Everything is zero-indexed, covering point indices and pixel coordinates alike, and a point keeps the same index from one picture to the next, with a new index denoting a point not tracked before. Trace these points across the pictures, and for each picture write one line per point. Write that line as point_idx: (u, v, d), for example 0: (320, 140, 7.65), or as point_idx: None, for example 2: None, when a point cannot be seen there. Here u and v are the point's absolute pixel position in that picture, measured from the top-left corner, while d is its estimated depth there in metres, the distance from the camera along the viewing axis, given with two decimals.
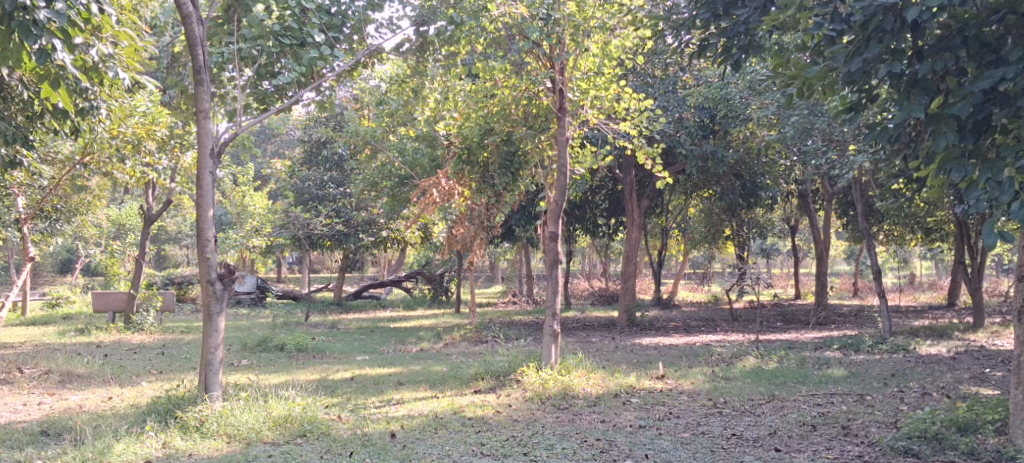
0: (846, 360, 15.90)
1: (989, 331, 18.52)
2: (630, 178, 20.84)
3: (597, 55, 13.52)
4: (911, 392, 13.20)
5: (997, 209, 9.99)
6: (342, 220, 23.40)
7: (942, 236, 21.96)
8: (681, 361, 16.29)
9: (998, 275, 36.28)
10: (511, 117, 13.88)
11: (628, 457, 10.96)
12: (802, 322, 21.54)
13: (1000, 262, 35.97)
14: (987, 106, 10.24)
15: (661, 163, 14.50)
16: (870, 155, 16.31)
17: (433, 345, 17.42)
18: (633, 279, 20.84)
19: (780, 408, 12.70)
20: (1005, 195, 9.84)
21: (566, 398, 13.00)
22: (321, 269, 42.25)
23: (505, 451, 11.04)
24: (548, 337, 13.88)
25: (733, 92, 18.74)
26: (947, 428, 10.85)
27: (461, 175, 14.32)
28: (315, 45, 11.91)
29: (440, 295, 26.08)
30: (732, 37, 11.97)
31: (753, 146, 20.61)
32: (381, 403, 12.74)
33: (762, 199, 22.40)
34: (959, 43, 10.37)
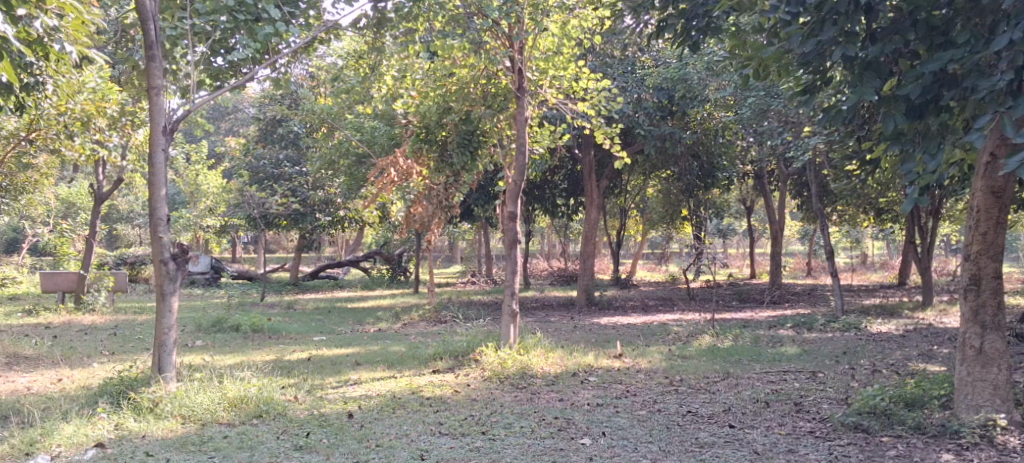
0: (799, 338, 16.11)
1: (939, 309, 18.83)
2: (588, 158, 21.00)
3: (556, 35, 13.60)
4: (862, 369, 13.42)
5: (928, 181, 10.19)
6: (297, 200, 23.24)
7: (893, 217, 22.29)
8: (638, 339, 16.44)
9: (949, 255, 36.92)
10: (469, 96, 13.90)
11: (585, 434, 11.06)
12: (757, 300, 21.77)
13: (950, 241, 36.52)
14: (936, 87, 10.25)
15: (619, 142, 14.55)
16: (824, 136, 16.48)
17: (391, 325, 17.45)
18: (591, 259, 20.96)
19: (735, 385, 12.88)
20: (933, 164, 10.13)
21: (524, 377, 13.09)
22: (275, 249, 42.03)
23: (462, 430, 11.11)
24: (506, 317, 13.94)
25: (691, 73, 18.81)
26: (895, 404, 11.03)
27: (419, 153, 14.31)
28: (270, 21, 11.81)
29: (399, 275, 26.06)
30: (690, 18, 12.06)
31: (710, 126, 20.72)
32: (338, 384, 12.76)
33: (718, 179, 22.79)
34: (909, 26, 10.51)
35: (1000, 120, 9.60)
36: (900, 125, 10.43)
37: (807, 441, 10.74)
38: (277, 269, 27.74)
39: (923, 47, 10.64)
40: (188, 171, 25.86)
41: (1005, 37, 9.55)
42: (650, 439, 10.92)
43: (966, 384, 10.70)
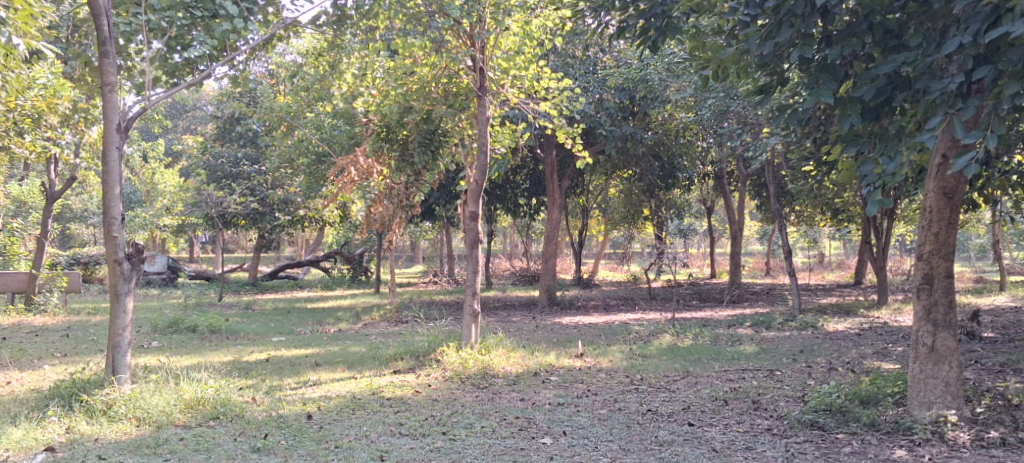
0: (758, 337, 16.26)
1: (894, 308, 19.07)
2: (550, 158, 21.04)
3: (518, 35, 13.60)
4: (819, 367, 13.57)
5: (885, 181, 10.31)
6: (256, 199, 23.11)
7: (851, 217, 22.53)
8: (600, 339, 16.51)
9: (904, 254, 37.40)
10: (430, 95, 13.87)
11: (545, 434, 11.11)
12: (716, 300, 21.94)
13: (904, 241, 37.01)
14: (889, 89, 10.42)
15: (580, 142, 14.59)
16: (782, 136, 16.64)
17: (352, 325, 17.42)
18: (553, 259, 21.04)
19: (694, 384, 12.98)
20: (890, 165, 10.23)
21: (485, 377, 13.12)
22: (234, 249, 41.77)
23: (423, 430, 11.12)
24: (467, 317, 13.96)
25: (651, 74, 18.91)
26: (850, 401, 11.17)
27: (380, 153, 14.27)
28: (228, 17, 11.78)
29: (360, 275, 26.01)
30: (650, 17, 12.12)
31: (670, 127, 20.92)
32: (297, 385, 12.72)
33: (679, 180, 22.92)
34: (865, 28, 10.59)
35: (951, 121, 9.70)
36: (856, 125, 10.53)
37: (765, 439, 10.84)
38: (236, 269, 27.60)
39: (877, 50, 10.75)
40: (146, 171, 25.73)
41: (956, 40, 9.61)
42: (610, 438, 10.98)
43: (918, 381, 10.86)
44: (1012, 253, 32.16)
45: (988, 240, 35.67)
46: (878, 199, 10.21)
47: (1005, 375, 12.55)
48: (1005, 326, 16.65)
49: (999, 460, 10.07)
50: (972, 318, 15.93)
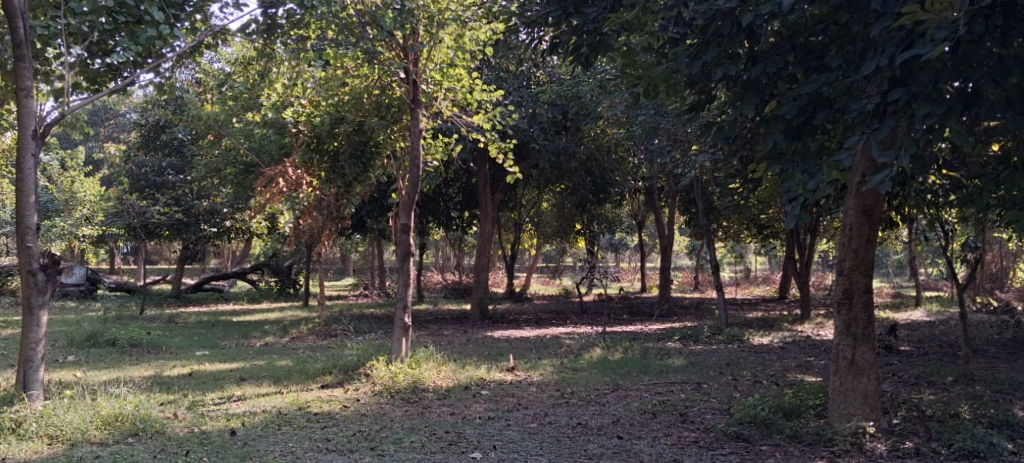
0: (685, 350, 16.43)
1: (817, 322, 19.40)
2: (483, 171, 21.05)
3: (451, 47, 13.48)
4: (745, 379, 13.74)
5: (808, 199, 10.46)
6: (180, 209, 22.82)
7: (775, 233, 22.89)
8: (531, 352, 16.55)
9: (825, 271, 38.08)
10: (362, 107, 13.89)
11: (476, 448, 11.10)
12: (646, 314, 22.11)
13: (828, 257, 37.73)
14: (811, 109, 10.63)
15: (512, 158, 14.55)
16: (710, 153, 16.88)
17: (279, 339, 17.26)
18: (486, 272, 21.05)
19: (624, 397, 13.06)
20: (811, 181, 10.43)
21: (416, 391, 13.06)
22: (157, 259, 41.12)
23: (351, 446, 11.04)
24: (397, 330, 13.88)
25: (584, 90, 19.02)
26: (774, 413, 11.34)
27: (310, 164, 14.42)
28: (152, 24, 11.63)
29: (288, 288, 25.77)
30: (582, 33, 12.24)
31: (603, 143, 21.12)
32: (221, 400, 12.54)
33: (611, 195, 23.07)
34: (788, 49, 10.87)
35: (868, 141, 9.87)
36: (779, 143, 10.71)
37: (692, 451, 10.93)
38: (160, 280, 27.22)
39: (800, 71, 10.98)
40: (63, 178, 23.87)
41: (873, 62, 9.84)
42: (539, 452, 11.00)
43: (839, 393, 11.07)
44: (928, 268, 32.95)
45: (905, 256, 36.52)
46: (798, 213, 10.39)
47: (921, 388, 12.83)
48: (921, 340, 17.03)
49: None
50: (892, 332, 16.28)
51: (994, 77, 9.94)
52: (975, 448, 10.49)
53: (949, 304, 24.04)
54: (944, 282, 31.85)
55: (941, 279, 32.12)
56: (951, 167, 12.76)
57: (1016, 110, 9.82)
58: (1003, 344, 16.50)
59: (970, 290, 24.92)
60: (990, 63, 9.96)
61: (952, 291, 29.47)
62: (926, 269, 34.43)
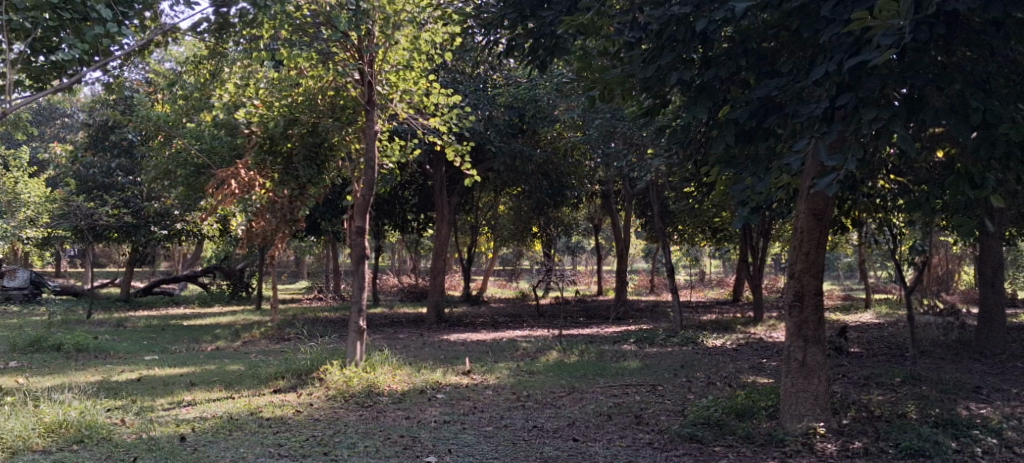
0: (640, 353, 16.44)
1: (770, 325, 19.51)
2: (439, 174, 20.95)
3: (407, 49, 13.51)
4: (698, 381, 13.78)
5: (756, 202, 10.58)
6: (129, 212, 22.51)
7: (730, 236, 23.02)
8: (487, 355, 16.51)
9: (777, 274, 38.38)
10: (316, 108, 13.84)
11: (431, 452, 11.02)
12: (602, 317, 22.14)
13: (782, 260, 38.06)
14: (762, 113, 10.69)
15: (469, 160, 14.47)
16: (665, 156, 16.94)
17: (230, 343, 17.08)
18: (442, 275, 20.95)
19: (580, 399, 13.04)
20: (760, 184, 10.52)
21: (370, 395, 12.97)
22: (107, 263, 40.64)
23: (303, 451, 10.93)
24: (352, 334, 13.77)
25: (540, 94, 19.05)
26: (726, 415, 11.41)
27: (263, 166, 14.26)
28: (100, 21, 11.45)
29: (240, 292, 25.54)
30: (539, 36, 12.22)
31: (559, 146, 21.18)
32: (170, 405, 12.37)
33: (568, 198, 23.03)
34: (741, 53, 10.85)
35: (816, 144, 9.94)
36: (730, 146, 10.78)
37: (646, 453, 10.93)
38: (106, 284, 26.87)
39: (753, 76, 11.04)
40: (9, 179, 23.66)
41: (822, 68, 9.90)
42: (495, 455, 10.95)
43: (790, 394, 11.13)
44: (877, 271, 33.32)
45: (854, 259, 36.91)
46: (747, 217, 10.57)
47: (870, 389, 12.93)
48: (870, 342, 17.20)
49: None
50: (843, 333, 16.42)
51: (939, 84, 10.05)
52: (920, 447, 10.63)
53: (896, 306, 24.24)
54: (892, 285, 32.22)
55: (889, 282, 32.49)
56: (899, 172, 12.87)
57: (959, 116, 9.93)
58: (949, 346, 16.70)
59: (917, 293, 25.23)
60: (935, 70, 10.07)
61: (899, 293, 29.83)
62: (874, 272, 34.83)
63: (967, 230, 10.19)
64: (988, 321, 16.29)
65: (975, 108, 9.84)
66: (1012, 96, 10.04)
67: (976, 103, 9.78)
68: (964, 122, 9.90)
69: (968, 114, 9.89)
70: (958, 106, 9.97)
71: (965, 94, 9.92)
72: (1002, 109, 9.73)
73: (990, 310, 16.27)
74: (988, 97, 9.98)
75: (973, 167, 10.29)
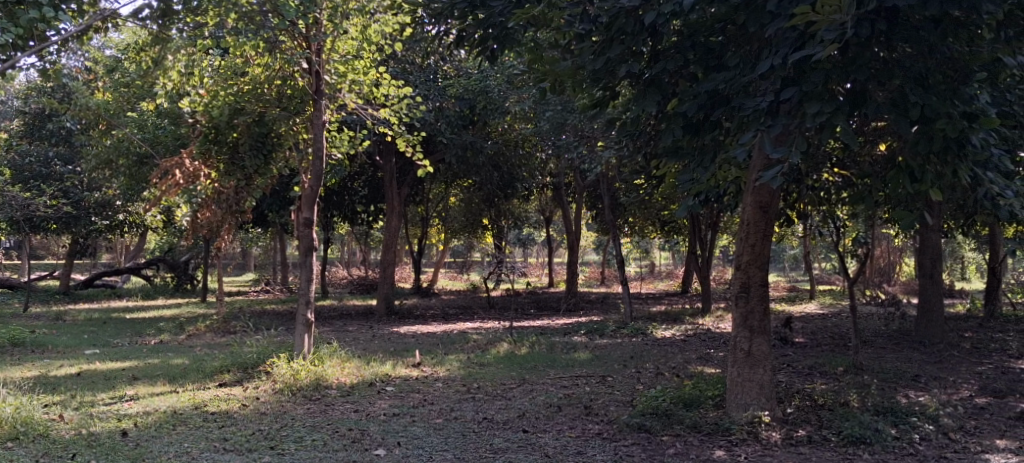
0: (591, 344, 16.42)
1: (718, 316, 19.59)
2: (389, 165, 20.74)
3: (356, 39, 13.32)
4: (647, 372, 13.78)
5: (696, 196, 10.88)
6: (68, 202, 22.01)
7: (679, 228, 23.10)
8: (437, 348, 16.41)
9: (724, 265, 38.63)
10: (263, 97, 13.66)
11: (380, 445, 10.90)
12: (553, 309, 22.14)
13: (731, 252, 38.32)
14: (709, 106, 10.69)
15: (420, 151, 14.31)
16: (615, 148, 16.93)
17: (175, 336, 16.82)
18: (392, 267, 20.77)
19: (530, 391, 12.98)
20: None
21: (318, 389, 12.79)
22: (47, 255, 39.91)
23: (249, 445, 10.76)
24: (300, 327, 13.59)
25: (491, 86, 18.99)
26: (674, 405, 11.39)
27: (207, 155, 14.00)
28: (35, 5, 11.12)
29: (185, 284, 25.21)
30: (488, 27, 12.11)
31: (510, 138, 21.11)
32: (112, 400, 12.14)
33: (519, 190, 22.93)
34: (688, 47, 10.84)
35: (762, 138, 10.00)
36: (679, 140, 10.79)
37: (595, 443, 10.90)
38: (45, 277, 26.33)
39: (700, 69, 10.99)
40: None
41: (767, 63, 9.92)
42: (444, 447, 10.85)
43: (736, 384, 11.16)
44: (821, 263, 33.67)
45: (800, 250, 37.24)
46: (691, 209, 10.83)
47: (814, 378, 13.01)
48: (814, 332, 17.32)
49: (806, 456, 10.42)
50: (789, 324, 16.52)
51: (879, 79, 10.11)
52: (862, 435, 10.72)
53: (840, 298, 24.01)
54: (836, 276, 32.57)
55: (833, 273, 32.82)
56: (843, 165, 12.94)
57: (899, 111, 10.00)
58: (891, 336, 16.88)
59: (859, 284, 25.49)
60: (875, 65, 10.13)
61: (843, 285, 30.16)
62: (819, 264, 35.19)
63: (907, 222, 10.25)
64: (926, 311, 16.39)
65: (914, 103, 9.89)
66: (950, 92, 10.09)
67: (915, 98, 9.84)
68: (904, 117, 9.96)
69: (908, 109, 9.96)
70: (899, 101, 10.04)
71: (905, 89, 9.98)
72: (940, 104, 9.79)
73: (930, 301, 16.34)
74: (928, 92, 10.05)
75: (914, 161, 10.39)
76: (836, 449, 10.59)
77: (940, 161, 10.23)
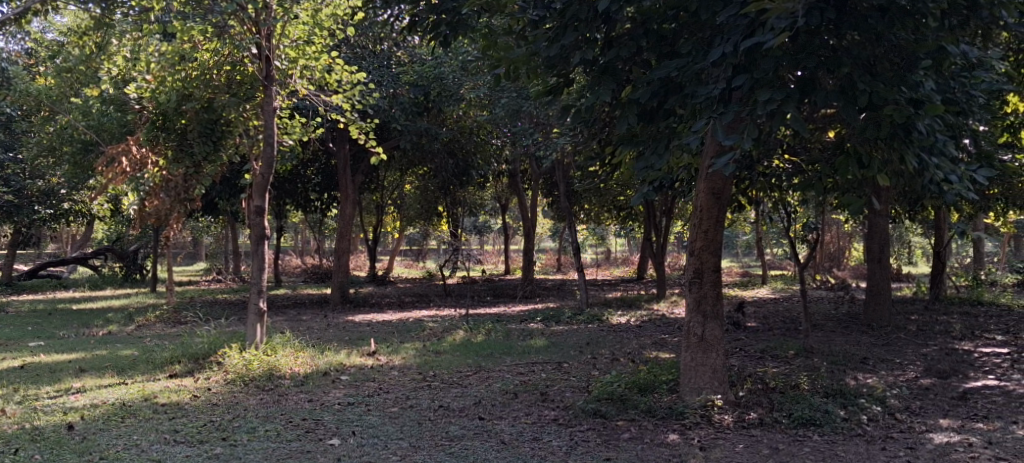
0: (547, 331, 16.36)
1: (672, 301, 19.61)
2: (343, 152, 20.48)
3: (307, 23, 13.10)
4: (603, 358, 13.73)
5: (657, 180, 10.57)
6: (10, 191, 21.29)
7: (634, 214, 23.11)
8: (393, 336, 16.26)
9: (678, 251, 38.72)
10: (211, 83, 13.25)
11: (334, 435, 10.76)
12: (509, 296, 22.04)
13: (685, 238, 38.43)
14: (662, 93, 10.65)
15: (374, 137, 14.10)
16: (569, 135, 16.86)
17: (124, 327, 16.53)
18: (346, 255, 20.55)
19: (486, 378, 12.88)
20: (658, 161, 10.52)
21: (271, 379, 12.58)
22: None
23: (200, 437, 10.59)
24: (252, 316, 13.39)
25: (445, 72, 18.69)
26: (629, 390, 11.34)
27: (155, 142, 13.71)
28: None
29: (134, 274, 24.84)
30: (441, 12, 11.92)
31: (464, 125, 20.95)
32: (57, 393, 11.89)
33: (474, 178, 22.78)
34: (641, 35, 10.78)
35: (714, 125, 9.96)
36: (632, 126, 10.73)
37: (551, 429, 10.82)
38: None
39: (654, 56, 10.93)
40: None
41: (719, 50, 9.87)
42: (400, 436, 10.72)
43: (689, 368, 11.14)
44: (773, 249, 33.92)
45: (752, 237, 37.50)
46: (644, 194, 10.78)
47: (766, 361, 13.03)
48: (767, 317, 17.37)
49: (758, 439, 10.43)
50: (741, 309, 16.57)
51: (829, 66, 10.10)
52: (812, 417, 10.77)
53: (791, 283, 24.15)
54: (788, 261, 32.78)
55: (785, 258, 33.01)
56: (794, 152, 12.94)
57: (848, 98, 9.98)
58: (840, 319, 16.99)
59: (810, 269, 25.67)
60: (825, 53, 10.12)
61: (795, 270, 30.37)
62: (772, 249, 35.41)
63: (856, 209, 10.25)
64: (875, 294, 16.49)
65: (862, 91, 9.90)
66: (896, 79, 10.12)
67: (863, 85, 9.85)
68: (852, 104, 9.98)
69: (856, 96, 9.96)
70: (847, 88, 10.03)
71: (854, 77, 10.00)
72: (887, 92, 9.81)
73: (878, 284, 16.45)
74: (877, 79, 10.06)
75: (862, 147, 10.36)
76: (787, 431, 10.61)
77: (888, 148, 10.23)
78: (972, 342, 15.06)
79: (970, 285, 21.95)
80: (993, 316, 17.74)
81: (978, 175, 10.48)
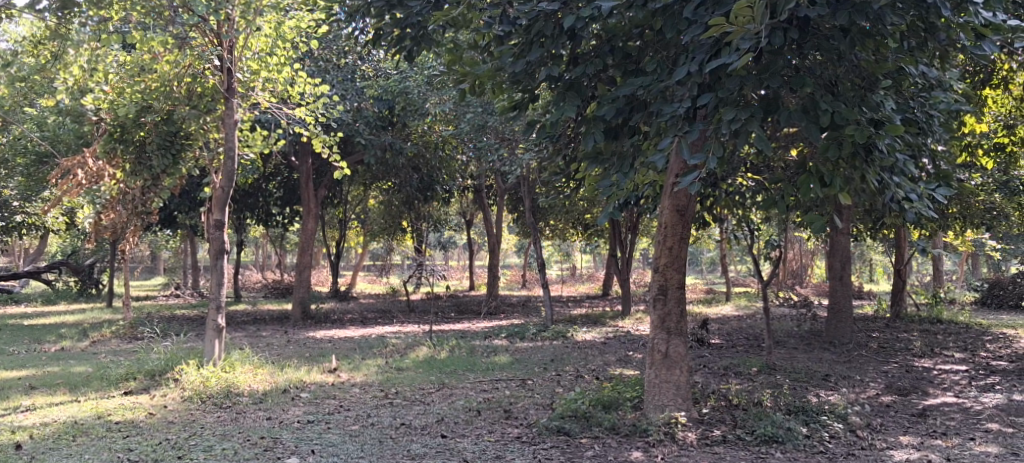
0: (511, 347, 16.20)
1: (636, 318, 19.51)
2: (306, 166, 20.23)
3: (269, 36, 13.00)
4: (567, 374, 13.59)
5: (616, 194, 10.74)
6: None
7: (598, 231, 23.03)
8: (354, 353, 16.04)
9: (644, 267, 38.66)
10: (172, 95, 13.12)
11: (292, 454, 10.54)
12: (473, 312, 21.86)
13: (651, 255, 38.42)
14: (627, 111, 10.60)
15: (337, 151, 13.85)
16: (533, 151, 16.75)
17: (78, 343, 16.20)
18: (308, 270, 20.31)
19: (449, 395, 12.72)
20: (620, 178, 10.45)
21: (228, 396, 12.32)
22: None
23: (154, 455, 10.35)
24: (210, 332, 13.13)
25: (410, 87, 18.54)
26: (593, 407, 11.18)
27: (112, 154, 13.17)
28: None
29: (88, 289, 24.66)
30: (406, 27, 11.73)
31: (430, 139, 20.63)
32: (6, 412, 11.60)
33: (438, 193, 22.59)
34: (606, 52, 10.70)
35: (679, 143, 9.89)
36: (598, 143, 10.64)
37: (514, 447, 10.67)
38: None
39: (618, 74, 10.85)
40: None
41: (683, 69, 9.79)
42: (360, 454, 10.53)
43: (654, 385, 11.03)
44: (737, 266, 33.99)
45: (717, 254, 37.56)
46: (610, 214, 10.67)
47: (728, 378, 12.95)
48: (730, 334, 17.31)
49: (721, 457, 10.33)
50: (704, 326, 16.49)
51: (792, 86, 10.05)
52: (774, 434, 10.68)
53: (754, 300, 24.16)
54: (752, 278, 32.85)
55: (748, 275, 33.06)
56: (756, 170, 12.89)
57: (810, 118, 9.92)
58: (803, 337, 16.95)
59: (773, 287, 25.69)
60: (789, 73, 10.06)
61: (758, 287, 30.43)
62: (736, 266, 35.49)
63: (818, 226, 10.16)
64: (837, 312, 16.43)
65: (824, 111, 9.85)
66: (858, 99, 10.10)
67: (825, 105, 9.80)
68: (815, 124, 9.92)
69: (818, 116, 9.90)
70: (810, 107, 9.98)
71: (816, 97, 9.94)
72: (849, 111, 9.75)
73: (841, 302, 16.41)
74: (838, 100, 10.02)
75: (824, 166, 10.30)
76: (750, 448, 10.53)
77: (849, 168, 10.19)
78: (932, 360, 15.07)
79: (930, 303, 22.05)
80: (953, 334, 17.78)
81: (937, 195, 10.48)
